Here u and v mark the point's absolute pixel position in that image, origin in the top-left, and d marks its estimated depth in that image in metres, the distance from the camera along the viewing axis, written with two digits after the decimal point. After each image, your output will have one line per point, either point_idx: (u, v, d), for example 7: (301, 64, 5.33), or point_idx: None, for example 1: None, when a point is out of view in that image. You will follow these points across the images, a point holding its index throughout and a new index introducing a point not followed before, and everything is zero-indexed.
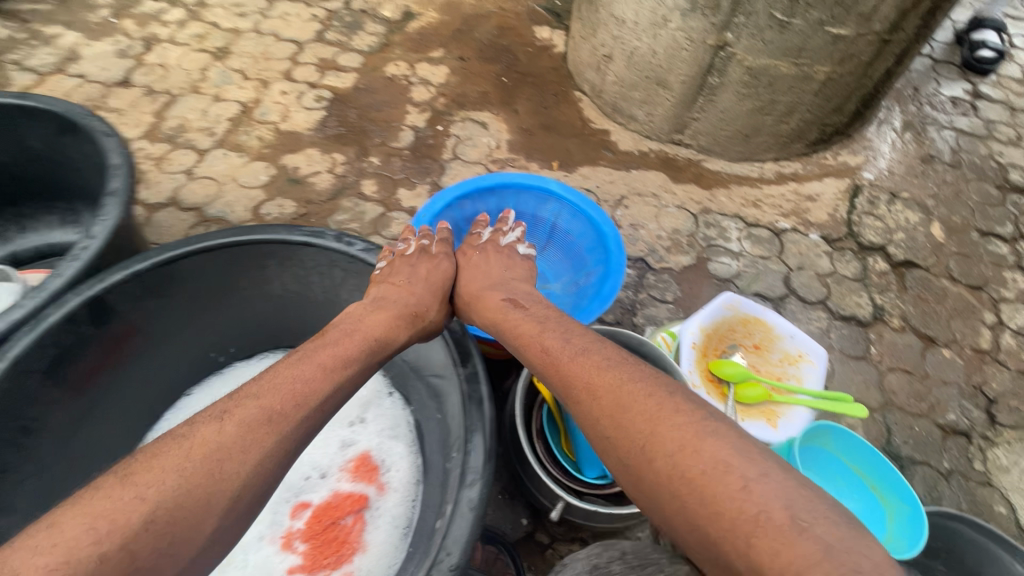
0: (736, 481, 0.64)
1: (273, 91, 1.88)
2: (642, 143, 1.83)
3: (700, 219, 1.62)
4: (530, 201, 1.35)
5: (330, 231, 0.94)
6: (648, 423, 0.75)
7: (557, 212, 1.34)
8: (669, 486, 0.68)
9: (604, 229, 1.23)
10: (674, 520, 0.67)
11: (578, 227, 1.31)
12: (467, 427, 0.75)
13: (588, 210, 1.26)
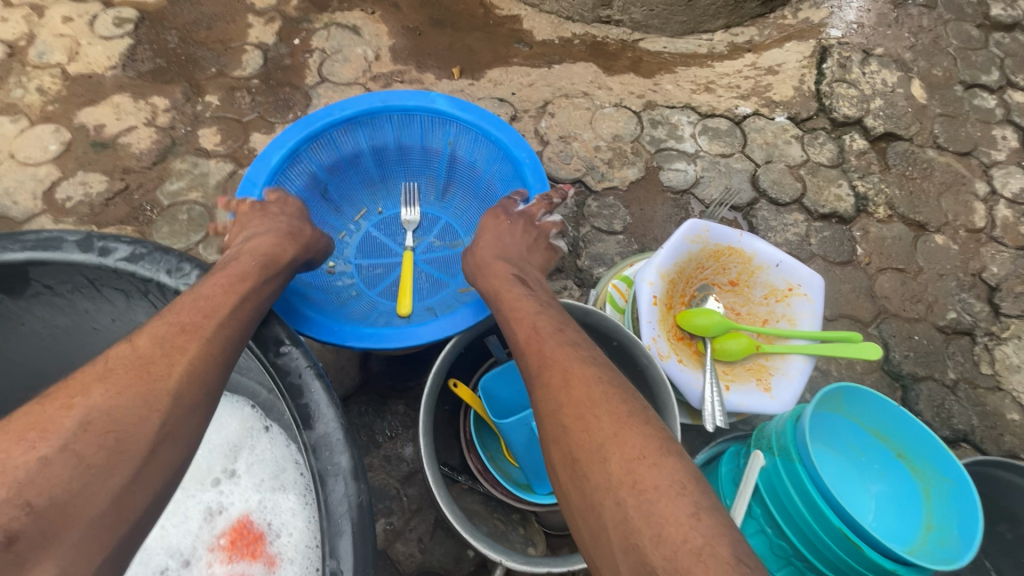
0: (685, 506, 0.46)
1: (51, 19, 1.34)
2: (562, 28, 1.44)
3: (644, 118, 1.30)
4: (413, 130, 0.97)
5: (68, 235, 0.60)
6: (611, 421, 0.53)
7: (453, 138, 0.98)
8: (609, 492, 0.49)
9: (518, 154, 0.89)
10: (601, 531, 0.48)
11: (484, 155, 0.97)
12: (325, 534, 0.49)
13: (492, 131, 0.91)
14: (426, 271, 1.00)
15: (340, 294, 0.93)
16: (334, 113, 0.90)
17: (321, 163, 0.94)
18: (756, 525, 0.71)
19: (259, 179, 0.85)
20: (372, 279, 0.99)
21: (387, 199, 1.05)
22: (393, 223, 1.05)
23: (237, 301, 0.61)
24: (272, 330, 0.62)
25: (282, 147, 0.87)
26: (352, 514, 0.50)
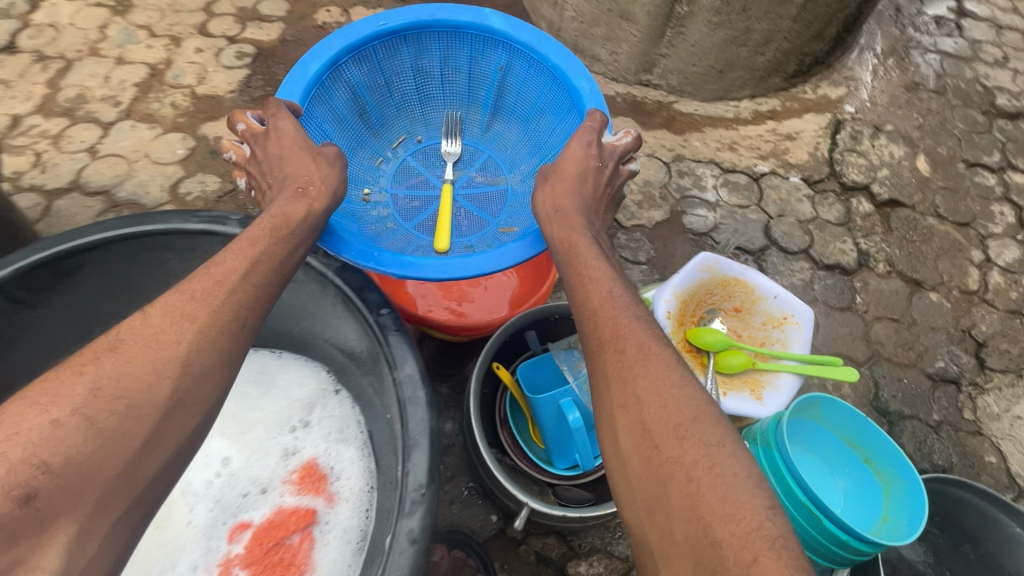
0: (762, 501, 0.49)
1: (186, 49, 1.63)
2: (607, 87, 1.66)
3: (673, 168, 1.49)
4: (461, 49, 1.08)
5: (232, 216, 0.81)
6: (691, 405, 0.57)
7: (503, 63, 1.08)
8: (682, 468, 0.52)
9: (570, 79, 0.99)
10: (664, 500, 0.52)
11: (532, 85, 1.08)
12: (406, 439, 0.64)
13: (543, 50, 1.02)
14: (465, 205, 1.11)
15: (375, 224, 1.05)
16: (382, 25, 1.00)
17: (365, 78, 1.05)
18: None
19: (306, 84, 0.95)
20: (411, 211, 1.11)
21: (426, 129, 1.17)
22: (429, 155, 1.17)
23: (247, 265, 0.67)
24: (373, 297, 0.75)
25: (332, 54, 0.97)
26: (426, 433, 0.64)
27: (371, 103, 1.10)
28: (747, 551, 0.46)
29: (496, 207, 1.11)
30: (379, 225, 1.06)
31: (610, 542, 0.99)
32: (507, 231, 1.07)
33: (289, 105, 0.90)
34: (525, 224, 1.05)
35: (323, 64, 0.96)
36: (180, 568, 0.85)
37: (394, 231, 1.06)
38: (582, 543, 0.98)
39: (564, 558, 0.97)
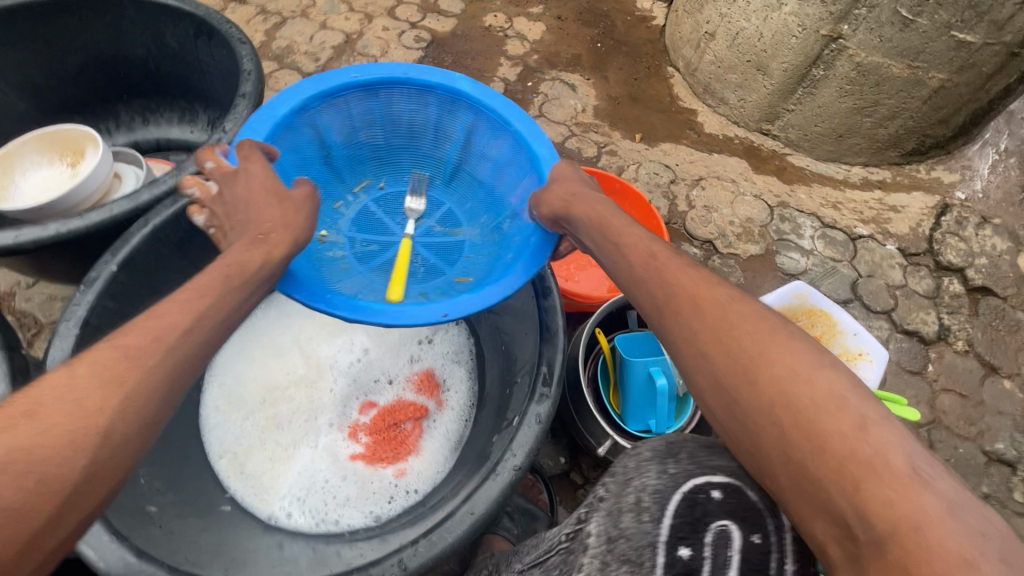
0: (854, 418, 0.50)
1: (375, 26, 1.93)
2: (728, 129, 1.81)
3: (775, 212, 1.61)
4: (428, 107, 1.06)
5: None
6: (752, 342, 0.60)
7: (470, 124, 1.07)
8: (761, 411, 0.55)
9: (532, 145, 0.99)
10: (754, 445, 0.55)
11: (496, 146, 1.06)
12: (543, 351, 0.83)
13: (509, 115, 1.01)
14: (425, 253, 1.09)
15: (330, 264, 1.00)
16: (347, 80, 0.98)
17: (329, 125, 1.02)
18: None
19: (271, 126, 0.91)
20: (371, 255, 1.07)
21: (390, 177, 1.15)
22: (392, 203, 1.14)
23: (191, 320, 0.65)
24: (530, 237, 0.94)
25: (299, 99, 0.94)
26: (560, 349, 0.83)
27: (339, 147, 1.07)
28: (848, 482, 0.47)
29: (455, 257, 1.10)
30: (335, 263, 1.02)
31: None
32: (462, 281, 1.04)
33: (264, 148, 0.88)
34: (479, 279, 1.01)
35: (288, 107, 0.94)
36: (320, 422, 1.07)
37: (349, 270, 1.02)
38: None
39: None
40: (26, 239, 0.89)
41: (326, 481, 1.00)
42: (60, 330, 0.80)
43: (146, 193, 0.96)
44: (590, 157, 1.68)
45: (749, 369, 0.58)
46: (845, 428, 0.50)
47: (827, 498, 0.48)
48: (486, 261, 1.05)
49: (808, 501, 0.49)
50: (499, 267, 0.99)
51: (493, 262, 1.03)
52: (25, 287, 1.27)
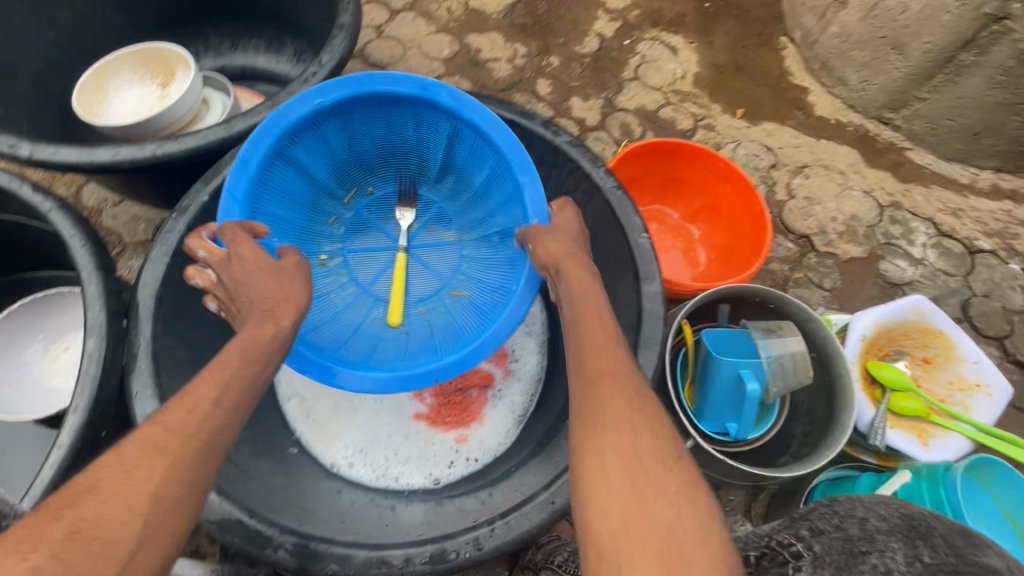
0: (664, 455, 0.54)
1: None
2: (842, 113, 1.63)
3: (886, 213, 1.45)
4: (399, 111, 0.93)
5: (538, 116, 0.93)
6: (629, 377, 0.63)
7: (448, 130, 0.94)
8: (610, 430, 0.57)
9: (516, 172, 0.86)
10: (599, 459, 0.55)
11: (482, 157, 0.94)
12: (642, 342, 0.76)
13: (489, 130, 0.87)
14: (419, 265, 1.03)
15: (336, 294, 0.98)
16: (300, 105, 0.85)
17: (295, 156, 0.91)
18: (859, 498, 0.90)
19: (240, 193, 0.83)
20: (369, 271, 1.03)
21: (375, 176, 1.04)
22: (384, 208, 1.05)
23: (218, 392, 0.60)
24: (634, 218, 0.84)
25: (257, 150, 0.83)
26: (658, 341, 0.76)
27: (315, 169, 0.96)
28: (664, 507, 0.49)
29: (449, 271, 1.03)
30: (337, 291, 0.99)
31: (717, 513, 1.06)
32: (453, 301, 1.00)
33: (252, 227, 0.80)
34: (467, 311, 0.97)
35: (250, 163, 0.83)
36: None
37: (351, 296, 1.00)
38: None
39: None
40: (123, 158, 0.88)
41: (388, 436, 0.99)
42: (152, 256, 0.79)
43: (239, 123, 0.93)
44: (684, 130, 1.56)
45: (606, 393, 0.61)
46: (661, 463, 0.53)
47: (649, 513, 0.49)
48: (478, 280, 1.00)
49: (625, 512, 0.50)
50: (490, 304, 0.94)
51: (485, 286, 0.98)
52: (112, 205, 1.29)
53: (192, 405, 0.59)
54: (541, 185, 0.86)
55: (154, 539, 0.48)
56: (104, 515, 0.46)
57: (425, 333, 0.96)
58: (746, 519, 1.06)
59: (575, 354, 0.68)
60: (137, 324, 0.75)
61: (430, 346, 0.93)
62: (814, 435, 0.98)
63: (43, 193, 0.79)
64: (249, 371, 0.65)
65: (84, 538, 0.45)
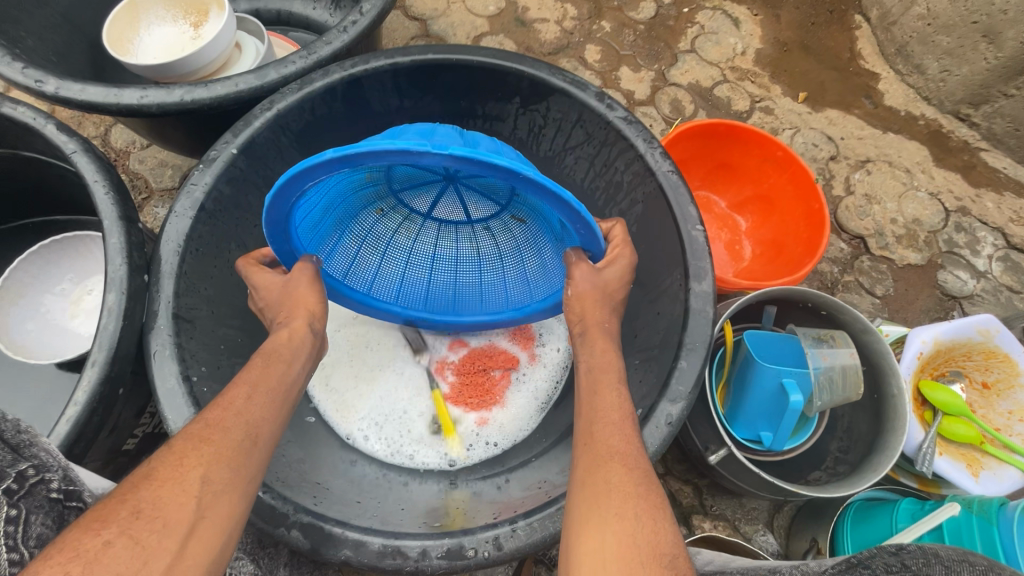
0: (654, 501, 0.53)
1: None
2: (915, 105, 1.49)
3: (952, 219, 1.35)
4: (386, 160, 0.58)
5: (592, 86, 0.85)
6: (617, 416, 0.63)
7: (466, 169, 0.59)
8: (604, 473, 0.56)
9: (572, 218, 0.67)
10: (594, 501, 0.54)
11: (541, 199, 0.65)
12: (686, 343, 0.71)
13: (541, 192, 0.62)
14: (469, 190, 0.78)
15: (398, 219, 0.88)
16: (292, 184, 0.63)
17: (311, 190, 0.70)
18: (886, 525, 0.86)
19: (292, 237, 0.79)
20: (421, 199, 0.83)
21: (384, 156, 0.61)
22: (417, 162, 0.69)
23: (249, 389, 0.61)
24: (688, 208, 0.77)
25: (276, 216, 0.70)
26: (705, 344, 0.71)
27: (326, 179, 0.68)
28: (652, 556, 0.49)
29: (505, 196, 0.77)
30: (403, 224, 0.89)
31: (739, 519, 1.02)
32: (516, 227, 0.86)
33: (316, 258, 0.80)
34: (531, 248, 0.88)
35: (279, 230, 0.74)
36: (408, 352, 1.02)
37: (418, 226, 0.89)
38: (714, 506, 1.03)
39: (691, 509, 1.03)
40: (150, 101, 0.83)
41: (407, 413, 0.96)
42: (176, 208, 0.75)
43: (273, 72, 0.87)
44: (740, 111, 1.44)
45: (592, 436, 0.61)
46: (653, 508, 0.53)
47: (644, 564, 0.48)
48: (538, 214, 0.79)
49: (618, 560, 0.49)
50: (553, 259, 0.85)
51: (549, 230, 0.82)
52: (140, 148, 1.26)
53: (230, 391, 0.59)
54: (597, 229, 0.69)
55: (209, 514, 0.48)
56: (162, 497, 0.46)
57: (497, 265, 0.92)
58: (767, 530, 1.02)
59: (581, 420, 0.65)
60: (159, 281, 0.72)
61: (502, 282, 0.94)
62: (853, 453, 0.92)
63: (67, 133, 0.75)
64: (274, 373, 0.64)
65: (148, 518, 0.44)
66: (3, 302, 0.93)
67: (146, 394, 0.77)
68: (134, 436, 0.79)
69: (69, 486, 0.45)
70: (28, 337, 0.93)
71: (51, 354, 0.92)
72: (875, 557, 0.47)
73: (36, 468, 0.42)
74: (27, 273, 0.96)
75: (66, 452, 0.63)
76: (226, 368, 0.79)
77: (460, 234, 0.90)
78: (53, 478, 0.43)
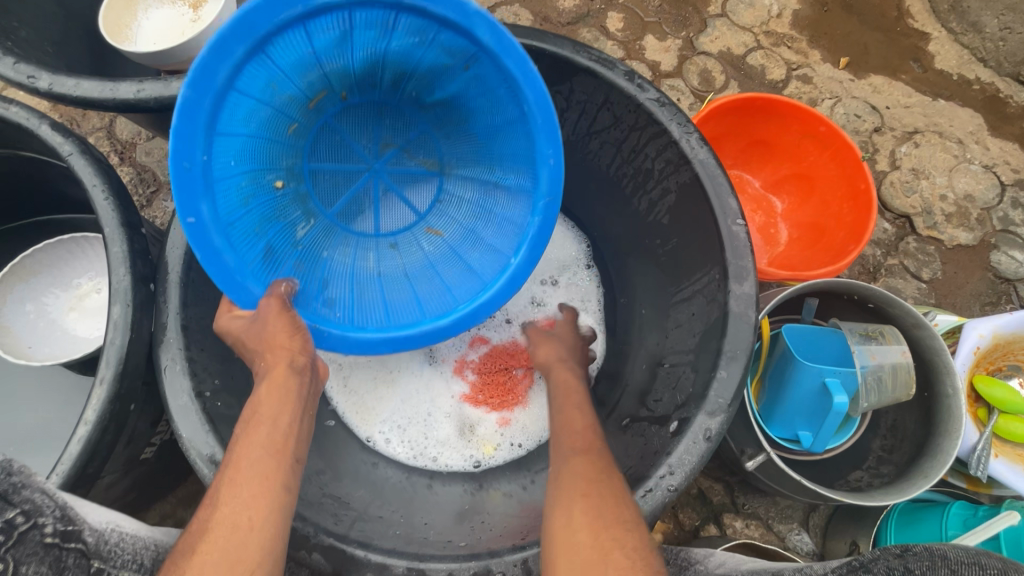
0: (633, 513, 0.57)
1: None
2: (969, 67, 1.36)
3: (1007, 194, 1.24)
4: (380, 25, 0.69)
5: (620, 64, 0.77)
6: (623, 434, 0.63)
7: (448, 47, 0.72)
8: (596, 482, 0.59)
9: (541, 150, 0.74)
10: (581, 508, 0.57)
11: (515, 104, 0.75)
12: (727, 350, 0.66)
13: (531, 107, 0.72)
14: (389, 193, 0.91)
15: (300, 222, 0.84)
16: (293, 4, 0.63)
17: (269, 69, 0.68)
18: (936, 529, 0.83)
19: (193, 129, 0.64)
20: (331, 195, 0.88)
21: (353, 83, 0.80)
22: (357, 122, 0.87)
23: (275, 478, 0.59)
24: (728, 202, 0.71)
25: (228, 58, 0.63)
26: (747, 351, 0.65)
27: (287, 74, 0.72)
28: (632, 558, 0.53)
29: (426, 202, 0.92)
30: (298, 224, 0.83)
31: (773, 518, 0.99)
32: (427, 241, 0.90)
33: (233, 272, 0.71)
34: (448, 259, 0.89)
35: (202, 99, 0.63)
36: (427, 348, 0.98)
37: (316, 230, 0.86)
38: (746, 504, 0.99)
39: (722, 507, 0.99)
40: (147, 95, 0.78)
41: (428, 415, 0.93)
42: None
43: None
44: (775, 81, 1.34)
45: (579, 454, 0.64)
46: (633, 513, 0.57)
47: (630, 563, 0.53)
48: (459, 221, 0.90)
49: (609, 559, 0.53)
50: (482, 257, 0.86)
51: (470, 233, 0.88)
52: (146, 139, 1.22)
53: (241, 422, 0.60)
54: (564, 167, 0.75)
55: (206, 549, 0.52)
56: None
57: (401, 283, 0.87)
58: (803, 529, 0.98)
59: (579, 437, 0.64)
60: (166, 291, 0.68)
61: (422, 291, 0.87)
62: (899, 453, 0.87)
63: (63, 133, 0.71)
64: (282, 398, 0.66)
65: None
66: (13, 279, 0.92)
67: (161, 403, 0.75)
68: (151, 444, 0.78)
69: (65, 527, 0.45)
70: (21, 321, 0.91)
71: (18, 345, 0.89)
72: (879, 560, 0.49)
73: (26, 514, 0.42)
74: (45, 257, 0.94)
75: (79, 473, 0.61)
76: (240, 377, 0.77)
77: (362, 248, 0.89)
78: (47, 521, 0.43)
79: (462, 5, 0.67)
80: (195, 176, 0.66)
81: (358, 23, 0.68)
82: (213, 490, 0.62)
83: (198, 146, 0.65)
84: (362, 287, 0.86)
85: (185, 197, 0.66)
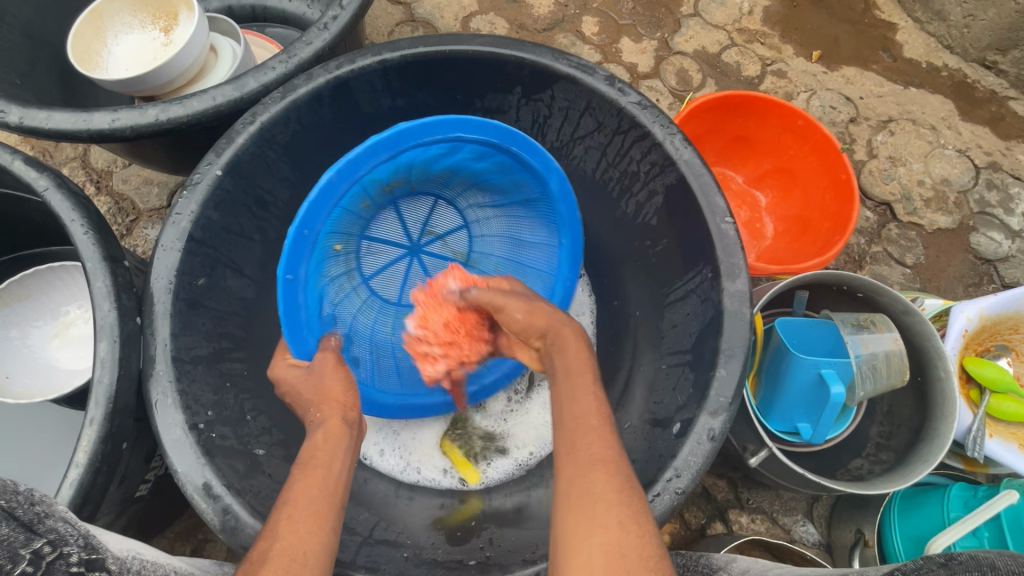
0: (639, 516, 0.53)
1: None
2: (936, 54, 1.39)
3: (982, 176, 1.27)
4: (482, 151, 0.85)
5: (600, 70, 0.77)
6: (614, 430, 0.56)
7: (524, 180, 0.89)
8: None
9: (566, 269, 0.93)
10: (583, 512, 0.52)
11: (554, 229, 0.93)
12: (724, 349, 0.66)
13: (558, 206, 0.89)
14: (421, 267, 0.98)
15: (339, 282, 0.88)
16: (434, 132, 0.80)
17: (389, 168, 0.82)
18: (938, 513, 0.83)
19: (324, 203, 0.77)
20: (374, 261, 0.93)
21: (427, 180, 0.90)
22: (417, 208, 0.94)
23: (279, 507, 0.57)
24: (716, 200, 0.71)
25: (372, 158, 0.78)
26: (744, 348, 0.66)
27: (392, 174, 0.83)
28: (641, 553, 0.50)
29: None
30: (336, 282, 0.88)
31: (778, 511, 0.99)
32: None
33: (300, 333, 0.79)
34: None
35: (340, 181, 0.77)
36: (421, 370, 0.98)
37: (348, 289, 0.90)
38: (750, 498, 1.00)
39: (726, 504, 1.00)
40: (122, 125, 0.77)
41: (423, 433, 0.92)
42: (163, 240, 0.69)
43: (252, 80, 0.80)
44: (750, 77, 1.36)
45: None
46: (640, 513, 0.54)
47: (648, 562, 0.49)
48: None
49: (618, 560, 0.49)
50: None
51: None
52: (123, 166, 1.19)
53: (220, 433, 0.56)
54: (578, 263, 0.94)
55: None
56: None
57: None
58: (807, 520, 0.99)
59: None
60: (152, 323, 0.67)
61: None
62: (897, 439, 0.88)
63: (37, 167, 0.69)
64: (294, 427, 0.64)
65: None
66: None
67: (153, 437, 0.73)
68: (147, 481, 0.76)
69: (91, 555, 0.42)
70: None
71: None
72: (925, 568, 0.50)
73: (52, 544, 0.39)
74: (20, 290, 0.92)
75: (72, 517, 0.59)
76: (233, 406, 0.75)
77: (380, 316, 0.94)
78: (71, 550, 0.40)
79: (547, 159, 0.85)
80: (305, 241, 0.78)
81: (459, 149, 0.84)
82: (212, 525, 0.60)
83: (319, 217, 0.78)
84: (380, 353, 0.93)
85: (291, 258, 0.77)
